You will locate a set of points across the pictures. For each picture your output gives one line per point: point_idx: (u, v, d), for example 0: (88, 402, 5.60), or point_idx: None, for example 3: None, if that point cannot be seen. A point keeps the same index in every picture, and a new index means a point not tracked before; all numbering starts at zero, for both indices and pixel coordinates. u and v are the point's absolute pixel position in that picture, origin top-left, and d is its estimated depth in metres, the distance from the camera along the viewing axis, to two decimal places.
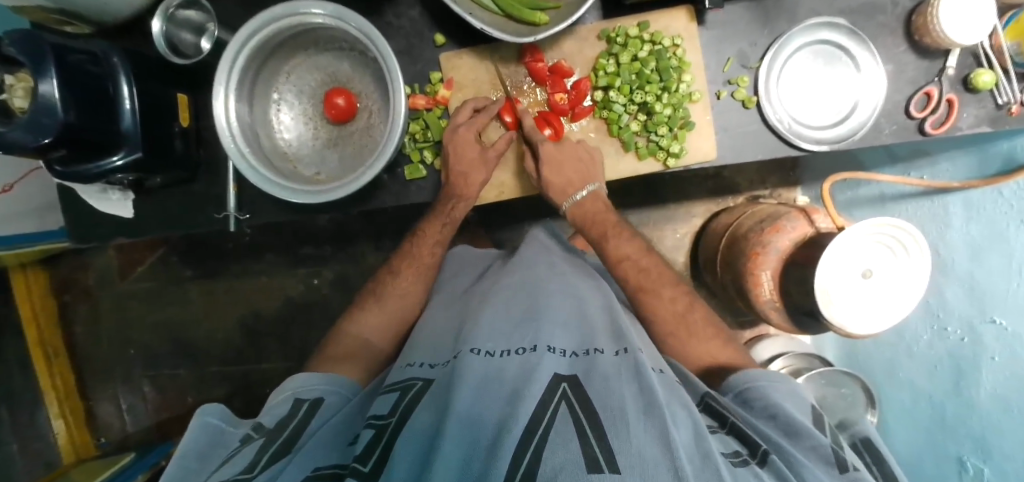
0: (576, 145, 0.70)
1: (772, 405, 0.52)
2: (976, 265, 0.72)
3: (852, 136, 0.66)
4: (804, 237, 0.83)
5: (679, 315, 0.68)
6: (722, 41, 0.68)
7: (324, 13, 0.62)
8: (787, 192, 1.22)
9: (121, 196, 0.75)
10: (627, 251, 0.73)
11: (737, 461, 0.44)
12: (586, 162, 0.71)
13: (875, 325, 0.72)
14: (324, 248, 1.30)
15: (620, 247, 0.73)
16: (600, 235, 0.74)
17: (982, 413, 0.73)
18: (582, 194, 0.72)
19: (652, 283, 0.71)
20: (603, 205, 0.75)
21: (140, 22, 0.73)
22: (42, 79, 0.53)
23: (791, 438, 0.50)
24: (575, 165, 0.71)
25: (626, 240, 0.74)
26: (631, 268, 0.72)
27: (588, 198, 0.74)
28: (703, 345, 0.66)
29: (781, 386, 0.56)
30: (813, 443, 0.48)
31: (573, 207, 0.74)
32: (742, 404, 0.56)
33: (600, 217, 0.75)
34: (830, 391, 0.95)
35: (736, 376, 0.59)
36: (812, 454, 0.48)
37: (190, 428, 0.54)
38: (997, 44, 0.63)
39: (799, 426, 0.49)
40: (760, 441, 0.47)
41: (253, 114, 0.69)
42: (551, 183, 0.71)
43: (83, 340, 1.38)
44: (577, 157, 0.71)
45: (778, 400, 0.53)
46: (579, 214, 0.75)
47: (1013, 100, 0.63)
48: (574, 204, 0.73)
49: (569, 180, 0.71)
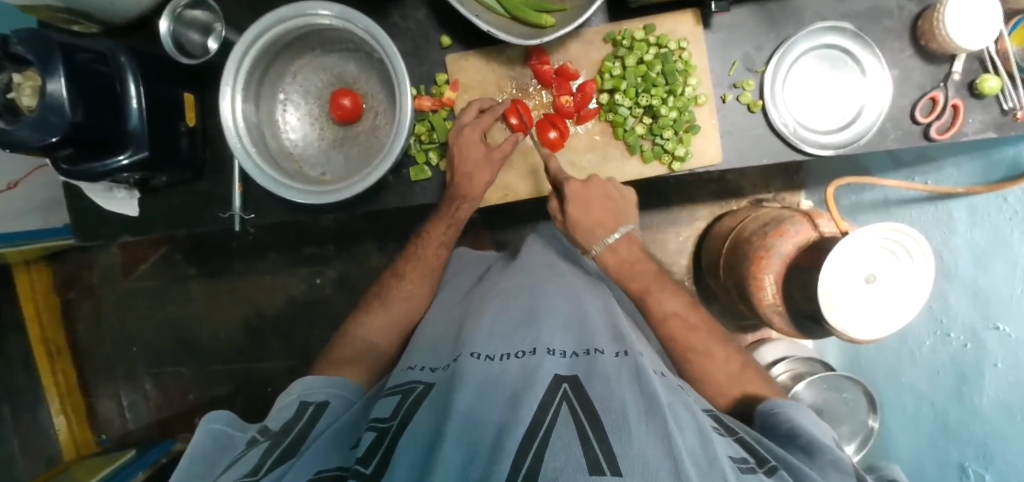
0: (605, 184, 0.70)
1: (792, 424, 0.53)
2: (981, 271, 0.72)
3: (858, 141, 0.66)
4: (808, 241, 0.83)
5: (683, 318, 0.68)
6: (728, 45, 0.68)
7: (331, 14, 0.62)
8: (790, 196, 1.22)
9: (127, 194, 0.76)
10: (672, 308, 0.68)
11: (744, 467, 0.43)
12: (615, 202, 0.70)
13: (878, 330, 0.72)
14: (327, 248, 1.30)
15: (663, 304, 0.69)
16: (640, 290, 0.70)
17: (987, 419, 0.72)
18: (614, 238, 0.71)
19: (657, 287, 0.70)
20: (637, 254, 0.72)
21: (147, 22, 0.73)
22: (50, 78, 0.53)
23: (810, 454, 0.49)
24: (604, 205, 0.70)
25: (670, 297, 0.70)
26: (678, 325, 0.67)
27: (620, 242, 0.72)
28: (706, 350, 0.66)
29: (803, 412, 0.56)
30: (832, 458, 0.48)
31: (604, 253, 0.72)
32: (765, 429, 0.55)
33: (635, 269, 0.71)
34: (831, 396, 0.96)
35: (761, 405, 0.58)
36: (832, 467, 0.48)
37: (197, 433, 0.54)
38: (1002, 49, 0.63)
39: (820, 442, 0.50)
40: (769, 456, 0.47)
41: (259, 115, 0.69)
42: (580, 223, 0.70)
43: (85, 338, 1.38)
44: (607, 196, 0.70)
45: (800, 421, 0.53)
46: (612, 261, 0.71)
47: (1019, 106, 0.63)
48: (607, 249, 0.71)
49: (598, 220, 0.70)
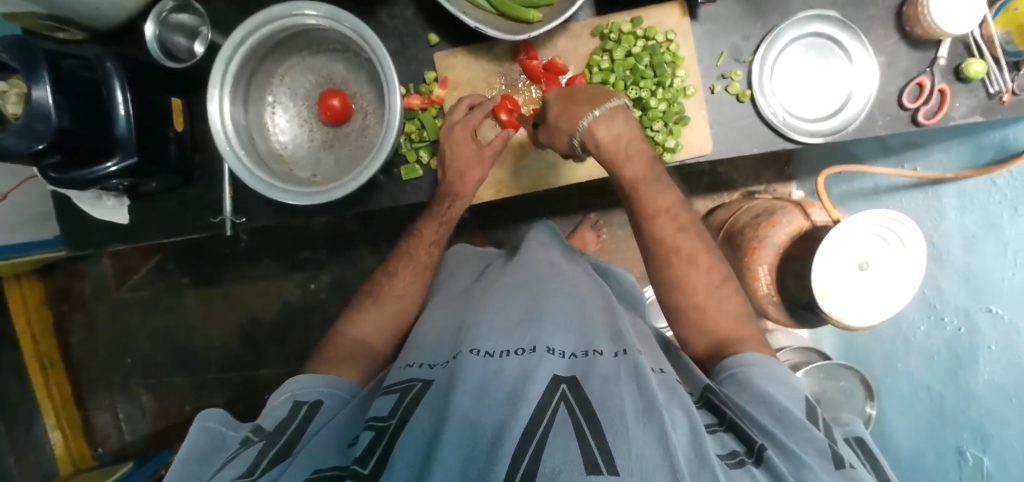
0: (589, 86, 0.66)
1: (764, 394, 0.51)
2: (972, 255, 0.73)
3: (846, 128, 0.66)
4: (800, 231, 0.84)
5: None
6: (715, 36, 0.69)
7: (318, 14, 0.62)
8: (782, 187, 1.22)
9: (116, 202, 0.75)
10: (666, 203, 0.63)
11: (733, 462, 0.43)
12: (602, 92, 0.64)
13: (873, 317, 0.72)
14: (321, 252, 1.29)
15: (656, 197, 0.63)
16: (634, 176, 0.62)
17: (983, 402, 0.73)
18: (602, 110, 0.60)
19: (649, 180, 0.63)
20: (634, 133, 0.62)
21: (133, 27, 0.73)
22: (35, 85, 0.53)
23: (787, 428, 0.48)
24: (589, 94, 0.64)
25: (664, 191, 0.63)
26: (669, 223, 0.63)
27: (613, 115, 0.61)
28: (683, 257, 0.63)
29: (772, 373, 0.55)
30: (809, 436, 0.47)
31: (593, 129, 0.60)
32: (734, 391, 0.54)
33: (631, 149, 0.61)
34: (829, 385, 0.96)
35: (732, 362, 0.57)
36: (809, 446, 0.46)
37: (190, 434, 0.54)
38: (987, 33, 0.63)
39: (796, 417, 0.48)
40: (758, 436, 0.47)
41: (248, 117, 0.68)
42: (561, 113, 0.63)
43: (79, 350, 1.37)
44: (591, 91, 0.65)
45: (772, 390, 0.52)
46: (602, 134, 0.60)
47: (1005, 89, 0.64)
48: (597, 119, 0.60)
49: (581, 100, 0.62)
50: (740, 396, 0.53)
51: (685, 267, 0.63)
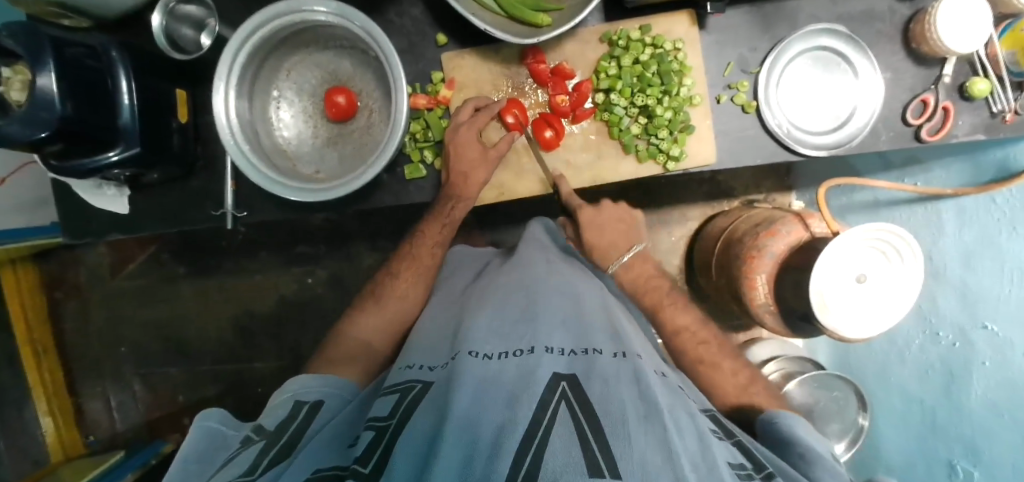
0: (617, 209, 0.80)
1: (790, 435, 0.54)
2: (970, 271, 0.73)
3: (849, 143, 0.67)
4: (800, 241, 0.84)
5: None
6: (723, 46, 0.69)
7: (327, 11, 0.62)
8: (782, 197, 1.23)
9: (116, 191, 0.74)
10: (683, 322, 0.73)
11: (743, 473, 0.43)
12: (627, 225, 0.79)
13: (869, 330, 0.73)
14: (319, 247, 1.29)
15: (675, 317, 0.74)
16: (654, 305, 0.75)
17: (976, 418, 0.73)
18: (629, 256, 0.78)
19: (669, 302, 0.75)
20: (653, 272, 0.79)
21: (139, 17, 0.72)
22: (40, 72, 0.52)
23: (808, 460, 0.50)
24: (618, 229, 0.78)
25: (681, 312, 0.74)
26: (688, 339, 0.72)
27: (635, 261, 0.78)
28: (706, 365, 0.69)
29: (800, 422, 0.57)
30: (831, 468, 0.49)
31: (621, 272, 0.78)
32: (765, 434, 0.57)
33: (649, 284, 0.77)
34: (822, 395, 0.97)
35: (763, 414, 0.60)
36: (830, 475, 0.48)
37: (191, 432, 0.53)
38: (992, 53, 0.63)
39: (816, 451, 0.51)
40: (766, 462, 0.47)
41: (252, 111, 0.68)
42: (598, 246, 0.78)
43: (73, 337, 1.37)
44: (619, 220, 0.80)
45: (800, 434, 0.54)
46: (629, 278, 0.78)
47: (1008, 109, 0.64)
48: (622, 268, 0.77)
49: (613, 243, 0.78)
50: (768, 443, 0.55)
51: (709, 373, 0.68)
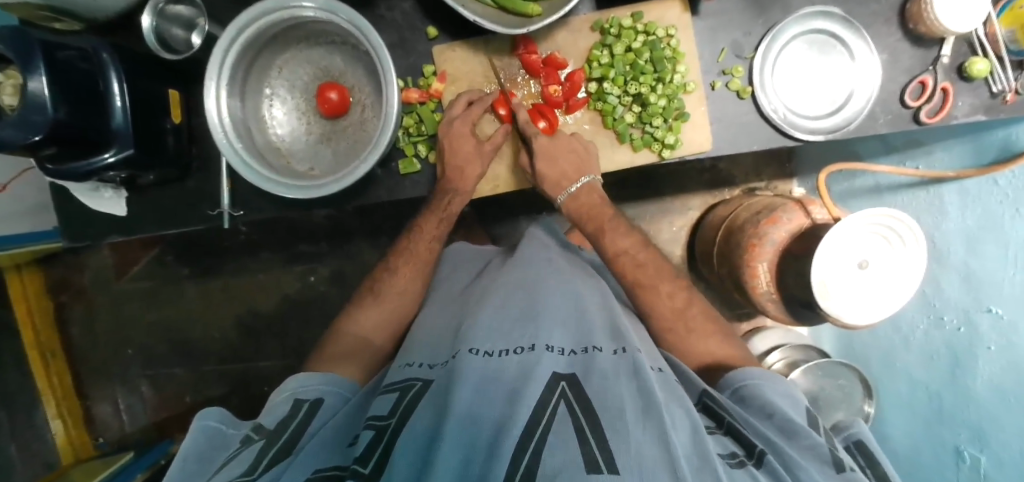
0: (570, 138, 0.70)
1: (767, 404, 0.52)
2: (973, 255, 0.72)
3: (847, 126, 0.66)
4: (801, 228, 0.83)
5: (681, 315, 0.67)
6: (716, 31, 0.68)
7: (315, 6, 0.62)
8: (783, 184, 1.22)
9: (114, 193, 0.75)
10: (625, 245, 0.71)
11: (733, 462, 0.43)
12: (579, 155, 0.70)
13: (872, 315, 0.72)
14: (321, 245, 1.29)
15: (617, 241, 0.72)
16: (597, 229, 0.73)
17: (981, 404, 0.72)
18: (576, 188, 0.72)
19: (611, 226, 0.73)
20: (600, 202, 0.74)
21: (130, 18, 0.72)
22: (30, 76, 0.52)
23: (788, 436, 0.49)
24: (569, 160, 0.70)
25: (623, 235, 0.72)
26: (627, 262, 0.70)
27: (583, 191, 0.73)
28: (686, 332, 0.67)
29: (779, 388, 0.55)
30: (810, 443, 0.48)
31: (569, 201, 0.74)
32: (738, 400, 0.55)
33: (595, 213, 0.73)
34: (827, 383, 0.96)
35: (735, 372, 0.58)
36: (809, 453, 0.47)
37: (190, 433, 0.54)
38: (991, 31, 0.62)
39: (797, 425, 0.49)
40: (757, 441, 0.46)
41: (245, 110, 0.68)
42: (547, 177, 0.70)
43: (80, 341, 1.38)
44: (571, 150, 0.70)
45: (776, 401, 0.52)
46: (574, 207, 0.74)
47: (1008, 88, 0.63)
48: (567, 201, 0.73)
49: (563, 176, 0.70)
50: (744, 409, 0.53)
51: (692, 344, 0.65)
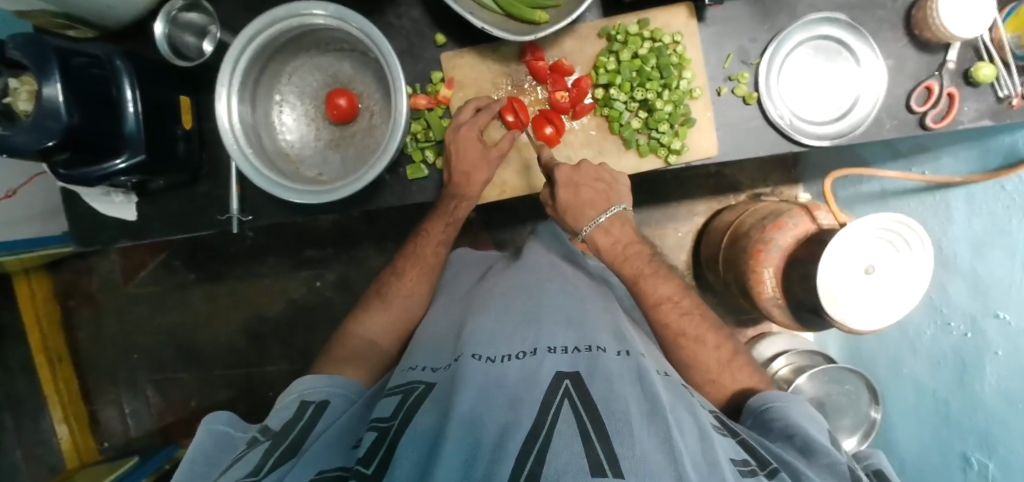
0: (596, 168, 0.70)
1: (788, 425, 0.52)
2: (979, 260, 0.72)
3: (853, 131, 0.66)
4: (807, 234, 0.83)
5: (711, 348, 0.65)
6: (721, 38, 0.68)
7: (325, 14, 0.63)
8: (788, 190, 1.22)
9: (124, 199, 0.75)
10: (666, 292, 0.67)
11: (745, 470, 0.42)
12: (603, 185, 0.70)
13: (878, 321, 0.72)
14: (326, 251, 1.30)
15: (657, 288, 0.68)
16: (634, 273, 0.69)
17: (991, 410, 0.72)
18: (604, 217, 0.70)
19: (652, 272, 0.69)
20: (631, 237, 0.71)
21: (143, 26, 0.73)
22: (46, 82, 0.53)
23: (807, 456, 0.49)
24: (594, 190, 0.69)
25: (664, 282, 0.68)
26: (670, 309, 0.67)
27: (612, 223, 0.71)
28: (690, 339, 0.65)
29: (797, 408, 0.55)
30: (829, 461, 0.48)
31: (596, 232, 0.71)
32: (757, 423, 0.56)
33: (630, 251, 0.70)
34: (834, 388, 0.96)
35: (756, 397, 0.59)
36: (827, 471, 0.47)
37: (199, 434, 0.54)
38: (996, 37, 0.62)
39: (815, 444, 0.49)
40: (771, 459, 0.47)
41: (255, 116, 0.69)
42: (568, 202, 0.69)
43: (86, 345, 1.38)
44: (597, 179, 0.70)
45: (797, 420, 0.53)
46: (603, 241, 0.71)
47: (1014, 94, 0.63)
48: (598, 231, 0.70)
49: (587, 205, 0.69)
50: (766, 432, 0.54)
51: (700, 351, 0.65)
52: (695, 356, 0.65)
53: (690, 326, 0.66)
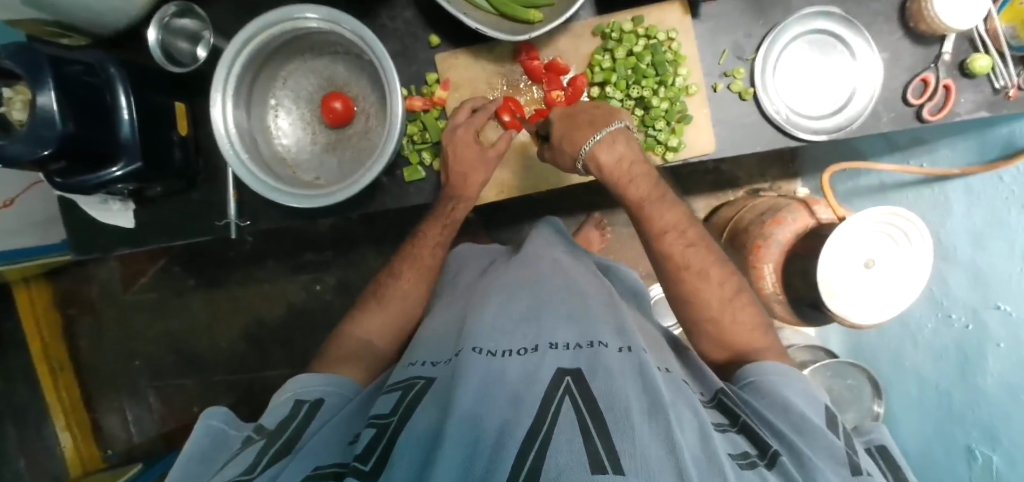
0: (592, 104, 0.68)
1: (785, 402, 0.52)
2: (979, 251, 0.72)
3: (850, 125, 0.66)
4: (806, 228, 0.84)
5: (715, 284, 0.64)
6: (716, 34, 0.68)
7: (318, 17, 0.63)
8: (786, 185, 1.22)
9: (122, 206, 0.76)
10: (671, 219, 0.65)
11: (744, 462, 0.42)
12: (598, 110, 0.66)
13: (880, 314, 0.71)
14: (325, 254, 1.30)
15: (662, 215, 0.65)
16: (640, 197, 0.64)
17: (992, 402, 0.72)
18: (603, 132, 0.63)
19: (657, 197, 0.65)
20: (637, 155, 0.64)
21: (137, 33, 0.73)
22: (40, 91, 0.53)
23: (804, 436, 0.48)
24: (591, 115, 0.65)
25: (671, 209, 0.66)
26: (677, 239, 0.65)
27: (614, 138, 0.63)
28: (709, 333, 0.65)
29: (796, 388, 0.54)
30: (826, 444, 0.47)
31: (596, 149, 0.63)
32: (754, 393, 0.55)
33: (634, 171, 0.63)
34: (836, 383, 0.95)
35: (753, 368, 0.58)
36: (824, 453, 0.46)
37: (195, 431, 0.54)
38: (992, 27, 0.62)
39: (813, 425, 0.48)
40: (773, 441, 0.47)
41: (250, 121, 0.69)
42: (561, 128, 0.65)
43: (87, 352, 1.39)
44: (593, 109, 0.66)
45: (794, 399, 0.52)
46: (607, 159, 0.63)
47: (1010, 84, 0.63)
48: (600, 144, 0.62)
49: (583, 124, 0.64)
50: (763, 403, 0.53)
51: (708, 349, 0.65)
52: (697, 292, 0.64)
53: (695, 257, 0.65)
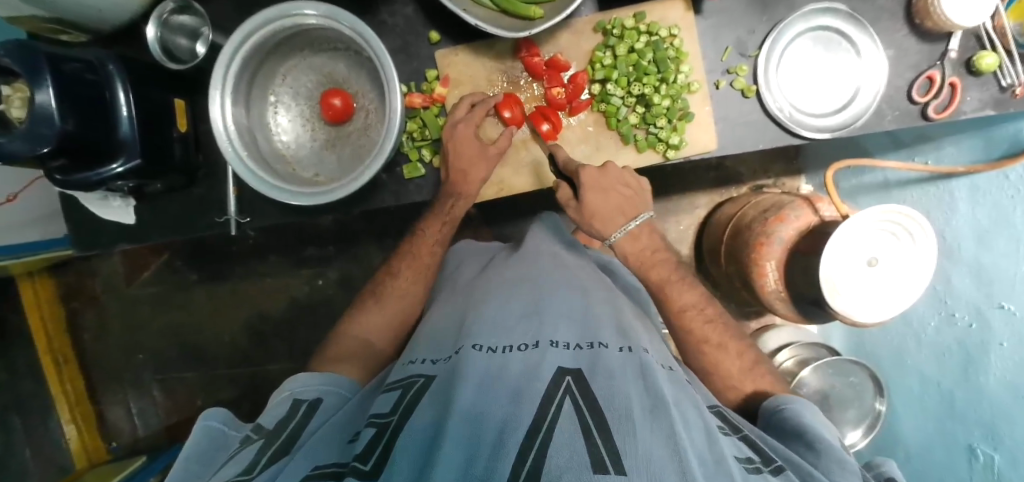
0: (622, 173, 0.69)
1: (800, 425, 0.53)
2: (984, 251, 0.71)
3: (854, 123, 0.65)
4: (809, 226, 0.82)
5: (732, 355, 0.65)
6: (720, 30, 0.67)
7: (317, 14, 0.62)
8: (790, 181, 1.21)
9: (122, 203, 0.76)
10: (690, 299, 0.68)
11: (750, 467, 0.42)
12: (632, 191, 0.69)
13: (882, 312, 0.71)
14: (327, 249, 1.30)
15: (680, 293, 0.68)
16: (663, 269, 0.68)
17: (994, 401, 0.71)
18: (634, 224, 0.69)
19: (672, 272, 0.70)
20: (657, 243, 0.72)
21: (136, 29, 0.73)
22: (38, 89, 0.53)
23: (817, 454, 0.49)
24: (622, 196, 0.68)
25: (686, 282, 0.69)
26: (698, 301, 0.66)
27: (640, 230, 0.70)
28: (712, 342, 0.66)
29: (814, 411, 0.55)
30: (838, 460, 0.48)
31: (624, 241, 0.70)
32: (773, 423, 0.56)
33: (656, 259, 0.70)
34: (838, 380, 0.95)
35: (772, 398, 0.59)
36: (837, 468, 0.47)
37: (193, 432, 0.54)
38: (999, 25, 0.61)
39: (827, 446, 0.49)
40: (776, 456, 0.47)
41: (250, 118, 0.69)
42: (597, 210, 0.68)
43: (92, 347, 1.40)
44: (623, 184, 0.69)
45: (812, 422, 0.53)
46: (632, 249, 0.70)
47: (1017, 82, 0.62)
48: (626, 239, 0.69)
49: (618, 214, 0.68)
50: (783, 431, 0.54)
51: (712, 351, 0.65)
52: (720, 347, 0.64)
53: (713, 333, 0.67)
